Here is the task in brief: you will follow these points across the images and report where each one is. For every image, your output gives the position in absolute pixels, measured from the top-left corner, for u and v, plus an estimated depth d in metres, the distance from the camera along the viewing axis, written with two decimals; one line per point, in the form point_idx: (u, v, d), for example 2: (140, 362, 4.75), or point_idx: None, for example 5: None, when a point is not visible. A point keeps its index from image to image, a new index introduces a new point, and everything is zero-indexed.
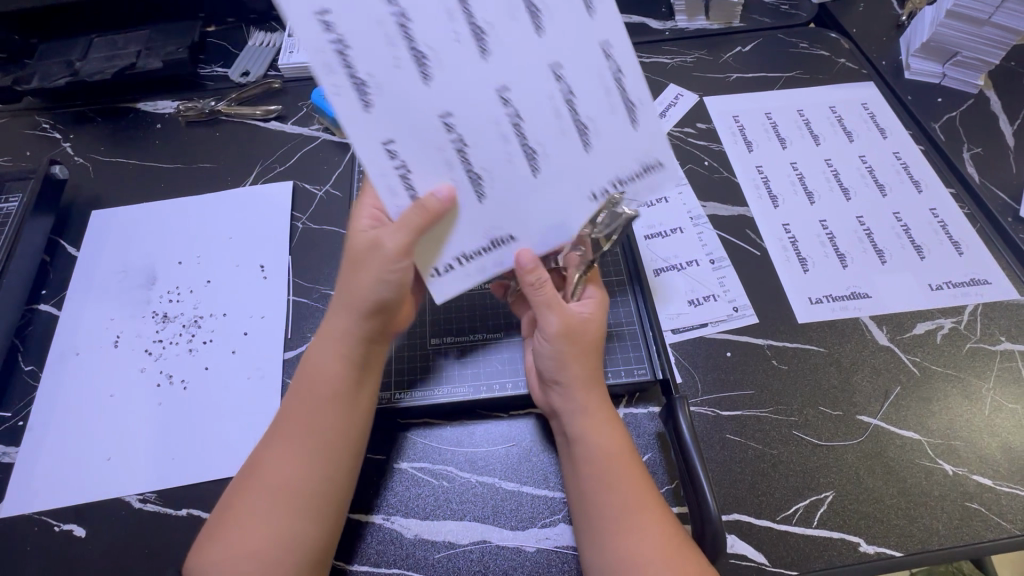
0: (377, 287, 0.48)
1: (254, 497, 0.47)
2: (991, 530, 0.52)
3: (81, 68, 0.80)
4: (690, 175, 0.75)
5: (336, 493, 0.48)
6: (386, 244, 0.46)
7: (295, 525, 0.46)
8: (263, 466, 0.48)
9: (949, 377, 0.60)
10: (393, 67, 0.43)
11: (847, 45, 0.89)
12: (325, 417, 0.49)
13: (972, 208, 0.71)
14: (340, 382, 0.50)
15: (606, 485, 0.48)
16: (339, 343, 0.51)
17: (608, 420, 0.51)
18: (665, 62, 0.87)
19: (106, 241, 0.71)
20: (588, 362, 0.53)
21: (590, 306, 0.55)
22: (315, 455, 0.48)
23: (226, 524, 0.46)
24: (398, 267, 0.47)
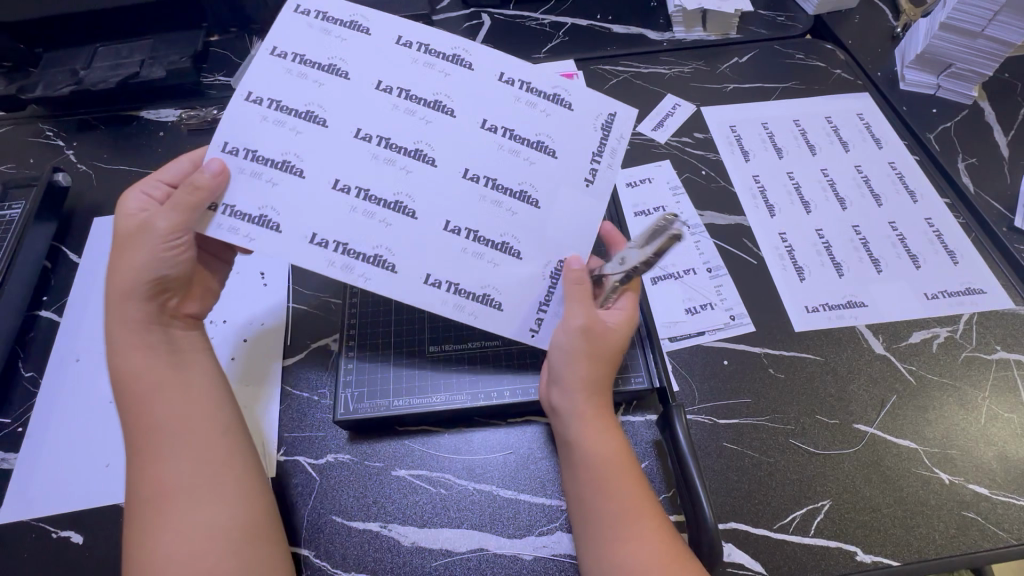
0: (154, 265, 0.50)
1: (160, 513, 0.45)
2: (988, 539, 0.52)
3: (85, 77, 0.81)
4: (688, 184, 0.76)
5: (231, 465, 0.48)
6: (159, 224, 0.50)
7: (209, 513, 0.45)
8: (148, 482, 0.46)
9: (945, 386, 0.60)
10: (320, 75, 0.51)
11: (843, 56, 0.90)
12: (171, 407, 0.48)
13: (967, 218, 0.72)
14: (160, 369, 0.49)
15: (604, 494, 0.48)
16: (139, 335, 0.50)
17: (609, 428, 0.51)
18: (663, 72, 0.88)
19: (107, 248, 0.72)
20: (604, 367, 0.52)
21: (617, 318, 0.55)
22: (196, 443, 0.47)
23: (144, 545, 0.44)
24: (164, 244, 0.50)
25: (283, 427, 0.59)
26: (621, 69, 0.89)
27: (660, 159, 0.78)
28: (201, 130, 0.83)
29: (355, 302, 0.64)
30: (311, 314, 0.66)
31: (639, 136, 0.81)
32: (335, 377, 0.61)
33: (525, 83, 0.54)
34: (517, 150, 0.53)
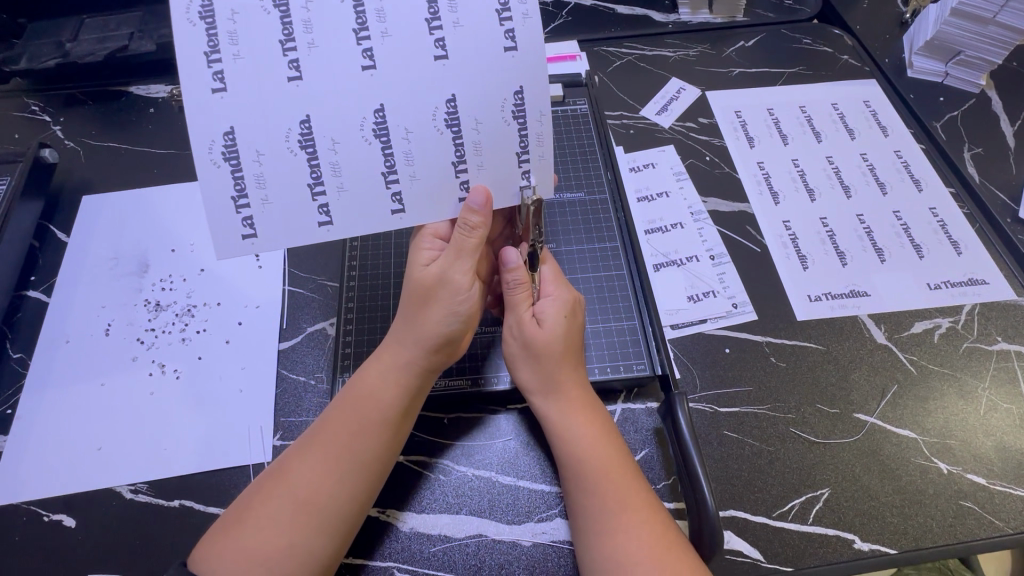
0: (445, 322, 0.51)
1: (278, 511, 0.46)
2: (983, 528, 0.52)
3: (71, 49, 0.78)
4: (691, 169, 0.74)
5: (358, 507, 0.48)
6: (455, 277, 0.50)
7: (309, 537, 0.45)
8: (292, 480, 0.47)
9: (945, 376, 0.60)
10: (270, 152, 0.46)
11: (850, 41, 0.88)
12: (371, 438, 0.49)
13: (971, 208, 0.71)
14: (391, 409, 0.50)
15: (588, 478, 0.48)
16: (399, 371, 0.51)
17: (589, 415, 0.52)
18: (667, 55, 0.87)
19: (97, 227, 0.70)
20: (544, 367, 0.52)
21: (553, 307, 0.53)
22: (347, 470, 0.47)
23: (244, 521, 0.45)
24: (466, 300, 0.51)
25: (279, 411, 0.58)
26: (625, 51, 0.87)
27: (664, 144, 0.77)
28: None
29: (353, 287, 0.63)
30: (308, 297, 0.65)
31: (642, 120, 0.79)
32: (332, 362, 0.60)
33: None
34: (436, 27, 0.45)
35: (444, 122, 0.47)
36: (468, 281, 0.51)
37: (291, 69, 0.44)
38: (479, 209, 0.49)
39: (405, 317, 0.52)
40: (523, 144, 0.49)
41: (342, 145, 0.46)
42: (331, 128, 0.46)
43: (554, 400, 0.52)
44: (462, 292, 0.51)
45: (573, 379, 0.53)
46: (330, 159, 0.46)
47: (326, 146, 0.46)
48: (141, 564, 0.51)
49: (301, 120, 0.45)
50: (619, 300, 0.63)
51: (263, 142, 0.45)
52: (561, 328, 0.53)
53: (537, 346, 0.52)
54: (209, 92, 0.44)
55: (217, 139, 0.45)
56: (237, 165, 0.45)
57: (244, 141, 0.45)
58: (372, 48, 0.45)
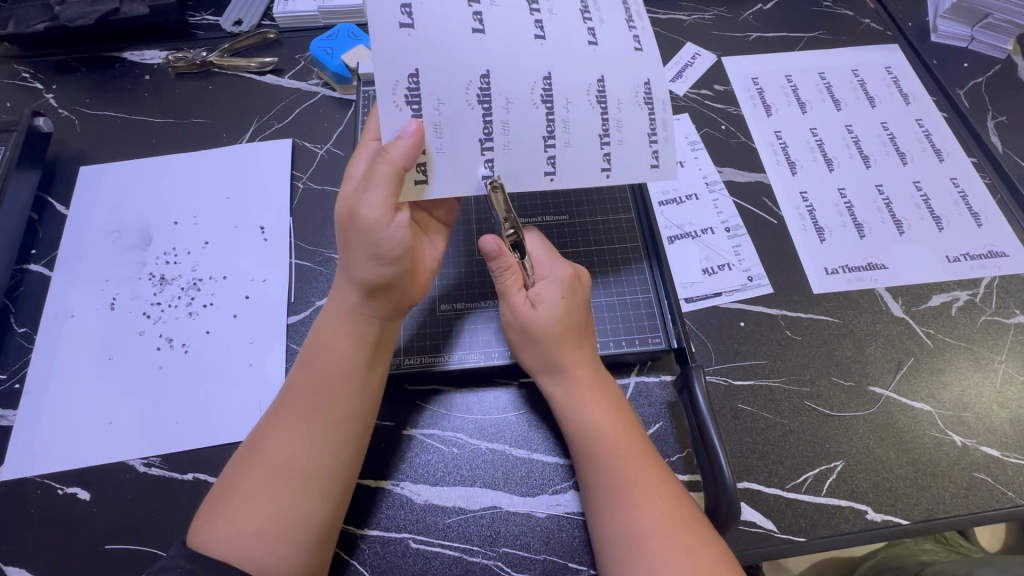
0: (376, 267, 0.46)
1: (262, 479, 0.45)
2: (996, 499, 0.53)
3: (61, 12, 0.75)
4: (706, 139, 0.72)
5: (339, 465, 0.47)
6: (365, 211, 0.45)
7: (296, 503, 0.45)
8: (269, 448, 0.47)
9: (962, 350, 0.59)
10: (447, 105, 0.46)
11: (872, 5, 0.85)
12: (337, 394, 0.48)
13: (993, 178, 0.70)
14: (349, 363, 0.49)
15: (600, 457, 0.48)
16: (349, 322, 0.49)
17: (597, 392, 0.51)
18: (682, 19, 0.83)
19: (96, 198, 0.68)
20: (546, 351, 0.51)
21: (551, 290, 0.52)
22: (318, 429, 0.47)
23: (230, 497, 0.45)
24: (390, 239, 0.45)
25: None
26: None
27: (678, 113, 0.74)
28: (189, 73, 0.77)
29: None
30: (315, 270, 0.63)
31: None
32: None
33: None
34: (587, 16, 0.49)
35: (595, 98, 0.49)
36: (380, 215, 0.45)
37: (475, 22, 0.46)
38: (409, 139, 0.44)
39: (342, 262, 0.49)
40: (653, 128, 0.50)
41: (514, 104, 0.47)
42: (444, 90, 0.45)
43: (560, 380, 0.51)
44: (381, 229, 0.45)
45: (578, 358, 0.52)
46: (503, 117, 0.47)
47: (502, 105, 0.46)
48: (157, 535, 0.51)
49: (482, 74, 0.46)
50: (633, 273, 0.62)
51: (445, 89, 0.45)
52: (557, 311, 0.51)
53: (534, 330, 0.51)
54: (398, 28, 0.44)
55: (402, 79, 0.45)
56: (418, 109, 0.45)
57: (426, 87, 0.45)
58: (542, 19, 0.47)
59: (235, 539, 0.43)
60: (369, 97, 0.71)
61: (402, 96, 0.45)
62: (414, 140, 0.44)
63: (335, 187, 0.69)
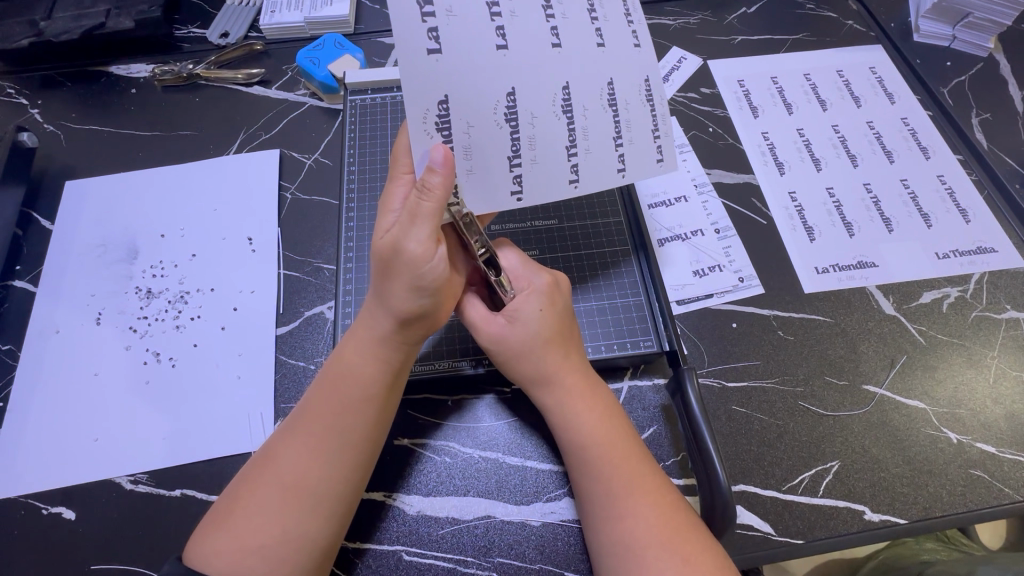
0: (415, 298, 0.45)
1: (269, 496, 0.44)
2: (994, 496, 0.52)
3: (45, 28, 0.75)
4: (694, 141, 0.72)
5: (348, 487, 0.46)
6: (411, 247, 0.44)
7: (301, 520, 0.44)
8: (280, 465, 0.46)
9: (954, 346, 0.59)
10: (477, 129, 0.44)
11: (855, 6, 0.86)
12: (355, 415, 0.47)
13: (980, 175, 0.70)
14: (372, 387, 0.48)
15: (596, 467, 0.47)
16: (376, 344, 0.48)
17: (596, 402, 0.50)
18: (667, 23, 0.84)
19: (82, 213, 0.67)
20: (528, 365, 0.50)
21: (533, 303, 0.51)
22: (333, 451, 0.46)
23: (234, 510, 0.44)
24: (433, 271, 0.45)
25: (279, 397, 0.57)
26: None
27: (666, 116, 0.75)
28: (175, 86, 0.77)
29: (348, 269, 0.61)
30: (304, 280, 0.63)
31: None
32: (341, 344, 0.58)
33: None
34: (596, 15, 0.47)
35: (607, 99, 0.48)
36: (426, 249, 0.44)
37: (499, 36, 0.44)
38: (439, 168, 0.42)
39: (374, 287, 0.48)
40: (655, 124, 0.51)
41: (539, 118, 0.46)
42: (469, 111, 0.44)
43: (551, 389, 0.50)
44: (425, 263, 0.44)
45: (569, 366, 0.51)
46: (528, 133, 0.46)
47: (526, 120, 0.46)
48: (144, 552, 0.50)
49: (507, 92, 0.45)
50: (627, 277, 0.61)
51: (473, 113, 0.44)
52: (538, 321, 0.50)
53: (513, 345, 0.50)
54: (425, 53, 0.42)
55: (431, 108, 0.43)
56: (448, 136, 0.44)
57: (456, 112, 0.43)
58: (558, 24, 0.45)
59: (235, 555, 0.43)
60: (356, 106, 0.71)
61: (434, 127, 0.43)
62: (445, 170, 0.42)
63: (323, 197, 0.68)
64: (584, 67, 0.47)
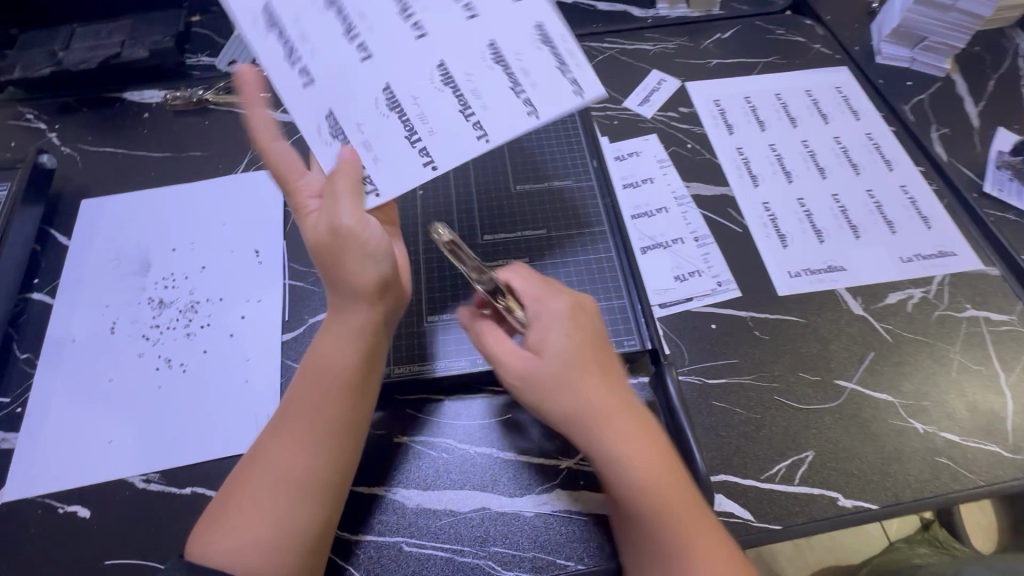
0: (368, 268, 0.50)
1: (260, 489, 0.47)
2: (958, 482, 0.56)
3: (64, 58, 0.81)
4: (674, 157, 0.77)
5: (332, 477, 0.49)
6: (343, 220, 0.49)
7: (291, 511, 0.47)
8: (270, 460, 0.49)
9: (919, 343, 0.63)
10: (392, 147, 0.52)
11: (821, 31, 0.92)
12: (337, 405, 0.50)
13: (940, 185, 0.75)
14: (350, 376, 0.51)
15: (654, 504, 0.45)
16: (352, 336, 0.51)
17: (644, 434, 0.48)
18: (648, 48, 0.90)
19: (97, 229, 0.71)
20: (569, 399, 0.48)
21: (562, 329, 0.50)
22: (317, 440, 0.49)
23: (229, 505, 0.47)
24: (371, 237, 0.50)
25: None
26: (606, 46, 0.90)
27: (647, 133, 0.80)
28: (186, 110, 0.82)
29: None
30: (307, 289, 0.67)
31: (626, 111, 0.82)
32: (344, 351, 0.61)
33: (509, 46, 0.54)
34: (539, 69, 0.54)
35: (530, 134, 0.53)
36: (357, 219, 0.49)
37: (443, 86, 0.53)
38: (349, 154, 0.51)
39: (335, 284, 0.52)
40: None
41: (450, 142, 0.52)
42: (385, 133, 0.52)
43: (601, 430, 0.47)
44: (362, 231, 0.49)
45: (613, 396, 0.48)
46: (439, 154, 0.52)
47: (436, 144, 0.52)
48: (156, 547, 0.53)
49: (425, 126, 0.53)
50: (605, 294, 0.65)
51: (389, 135, 0.52)
52: (571, 348, 0.49)
53: (546, 376, 0.48)
54: (373, 99, 0.53)
55: (353, 128, 0.52)
56: (357, 143, 0.52)
57: (374, 133, 0.52)
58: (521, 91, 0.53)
59: (230, 545, 0.45)
60: None
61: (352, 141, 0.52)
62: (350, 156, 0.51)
63: None
64: (514, 112, 0.53)
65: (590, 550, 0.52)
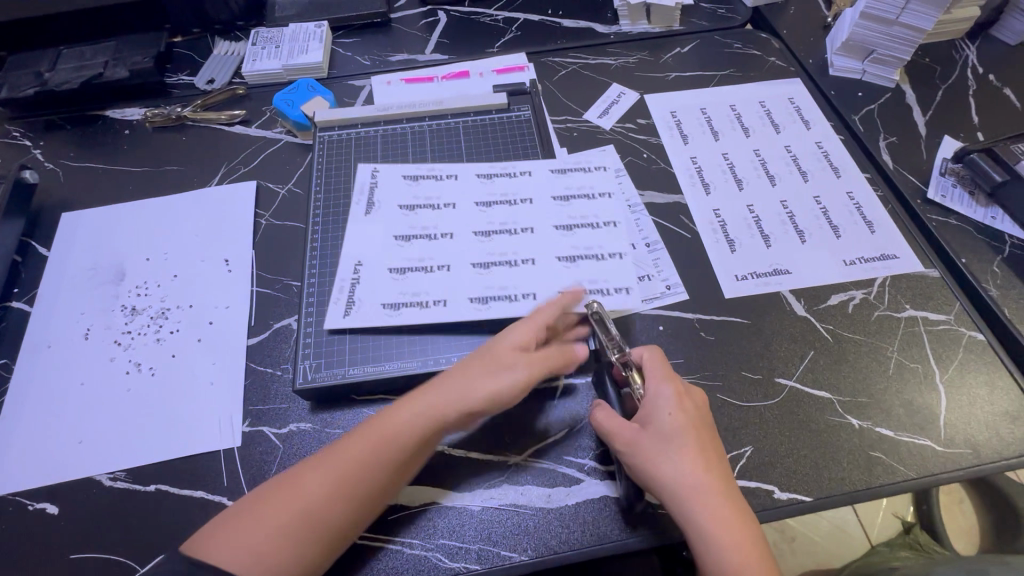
0: (510, 385, 0.55)
1: (284, 516, 0.50)
2: (891, 475, 0.58)
3: (50, 78, 0.85)
4: (630, 166, 0.81)
5: (351, 526, 0.51)
6: (512, 341, 0.57)
7: (301, 545, 0.49)
8: (301, 492, 0.51)
9: (858, 343, 0.66)
10: (416, 307, 0.64)
11: (777, 44, 0.96)
12: (395, 468, 0.53)
13: (885, 191, 0.78)
14: (416, 449, 0.54)
15: (717, 548, 0.50)
16: (434, 412, 0.54)
17: (724, 496, 0.52)
18: (609, 63, 0.93)
19: (75, 241, 0.74)
20: (686, 464, 0.52)
21: (668, 399, 0.55)
22: (353, 492, 0.51)
23: (247, 516, 0.50)
24: (517, 359, 0.56)
25: (247, 400, 0.63)
26: (570, 61, 0.94)
27: (605, 144, 0.83)
28: (165, 127, 0.86)
29: (312, 284, 0.68)
30: (274, 296, 0.70)
31: (585, 123, 0.86)
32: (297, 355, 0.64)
33: (511, 176, 0.74)
34: (558, 202, 0.72)
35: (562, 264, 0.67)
36: (525, 343, 0.57)
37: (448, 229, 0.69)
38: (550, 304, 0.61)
39: (457, 384, 0.55)
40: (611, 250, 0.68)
41: (492, 278, 0.66)
42: (421, 284, 0.65)
43: (690, 492, 0.51)
44: (517, 352, 0.57)
45: (706, 467, 0.52)
46: (494, 283, 0.65)
47: (487, 283, 0.65)
48: (120, 542, 0.55)
49: (445, 263, 0.67)
50: None
51: (421, 287, 0.65)
52: (677, 420, 0.54)
53: (661, 435, 0.53)
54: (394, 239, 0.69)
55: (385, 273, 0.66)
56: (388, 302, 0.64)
57: (403, 270, 0.66)
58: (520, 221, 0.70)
59: (235, 556, 0.48)
60: (325, 141, 0.79)
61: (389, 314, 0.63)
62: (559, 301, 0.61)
63: (294, 222, 0.76)
64: (534, 241, 0.69)
65: (532, 542, 0.54)
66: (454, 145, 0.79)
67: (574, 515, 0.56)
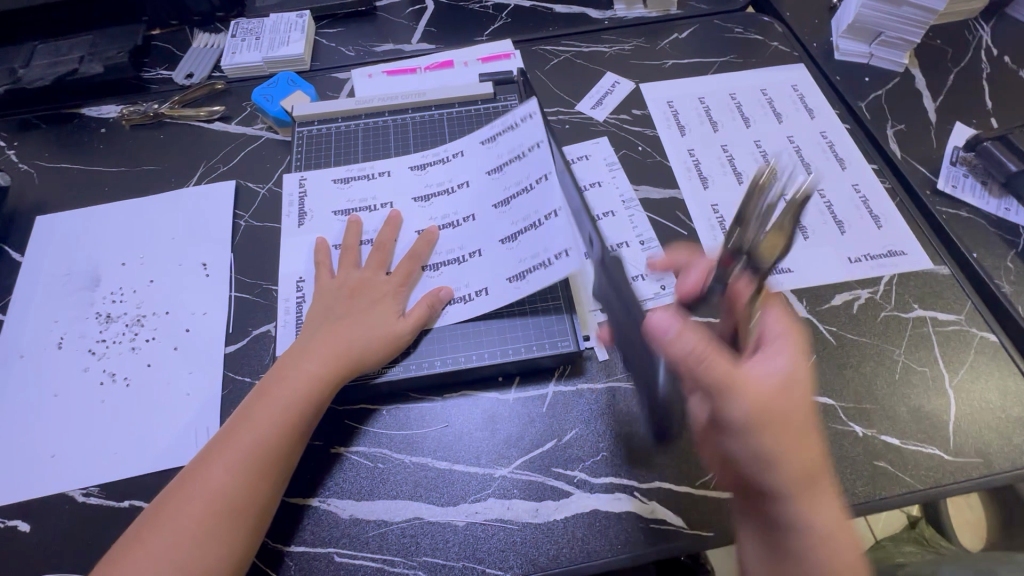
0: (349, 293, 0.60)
1: (179, 508, 0.49)
2: (896, 486, 0.55)
3: (22, 76, 0.83)
4: (624, 160, 0.77)
5: (251, 495, 0.50)
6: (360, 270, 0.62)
7: (205, 531, 0.48)
8: (192, 482, 0.50)
9: (863, 345, 0.62)
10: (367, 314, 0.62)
11: (780, 28, 0.91)
12: (274, 420, 0.53)
13: (892, 183, 0.74)
14: (295, 397, 0.54)
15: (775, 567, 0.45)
16: (300, 359, 0.56)
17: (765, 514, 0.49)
18: (603, 51, 0.89)
19: (49, 246, 0.72)
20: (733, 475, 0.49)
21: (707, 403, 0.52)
22: (240, 462, 0.51)
23: (155, 520, 0.49)
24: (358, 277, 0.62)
25: (225, 411, 0.60)
26: (562, 49, 0.90)
27: (598, 136, 0.79)
28: (142, 125, 0.83)
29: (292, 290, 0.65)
30: (253, 302, 0.67)
31: (578, 115, 0.82)
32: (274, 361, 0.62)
33: (468, 160, 0.70)
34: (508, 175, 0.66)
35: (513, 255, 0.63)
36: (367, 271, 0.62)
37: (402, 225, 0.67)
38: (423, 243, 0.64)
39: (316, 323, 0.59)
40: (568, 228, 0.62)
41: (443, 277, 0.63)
42: None
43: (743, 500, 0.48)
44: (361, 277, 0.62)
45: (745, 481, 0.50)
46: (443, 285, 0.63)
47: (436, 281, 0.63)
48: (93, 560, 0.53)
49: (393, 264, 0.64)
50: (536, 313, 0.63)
51: None
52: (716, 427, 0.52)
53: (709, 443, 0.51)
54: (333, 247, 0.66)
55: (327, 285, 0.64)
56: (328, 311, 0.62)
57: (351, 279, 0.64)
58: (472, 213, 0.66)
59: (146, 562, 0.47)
60: (303, 136, 0.76)
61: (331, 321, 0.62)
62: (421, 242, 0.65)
63: (273, 223, 0.73)
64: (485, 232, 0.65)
65: (518, 559, 0.52)
66: (437, 139, 0.76)
67: (562, 530, 0.53)
